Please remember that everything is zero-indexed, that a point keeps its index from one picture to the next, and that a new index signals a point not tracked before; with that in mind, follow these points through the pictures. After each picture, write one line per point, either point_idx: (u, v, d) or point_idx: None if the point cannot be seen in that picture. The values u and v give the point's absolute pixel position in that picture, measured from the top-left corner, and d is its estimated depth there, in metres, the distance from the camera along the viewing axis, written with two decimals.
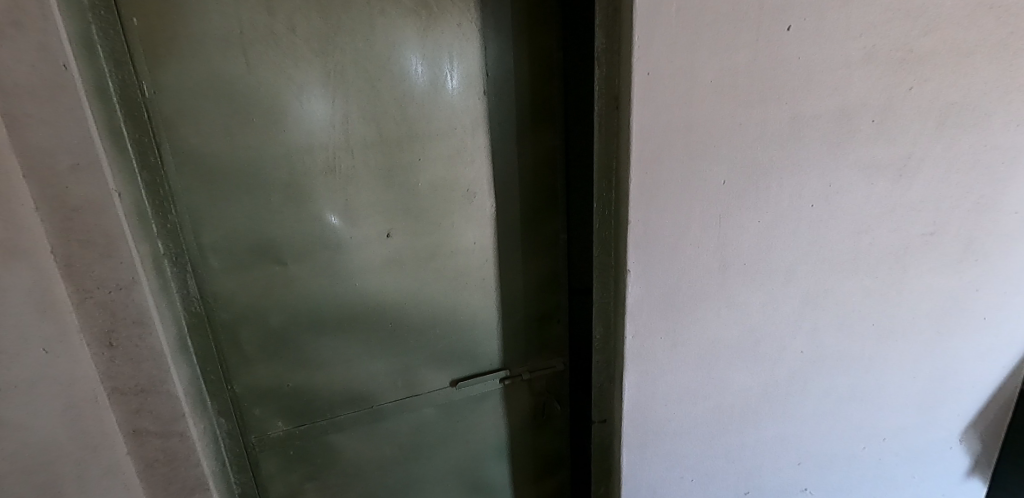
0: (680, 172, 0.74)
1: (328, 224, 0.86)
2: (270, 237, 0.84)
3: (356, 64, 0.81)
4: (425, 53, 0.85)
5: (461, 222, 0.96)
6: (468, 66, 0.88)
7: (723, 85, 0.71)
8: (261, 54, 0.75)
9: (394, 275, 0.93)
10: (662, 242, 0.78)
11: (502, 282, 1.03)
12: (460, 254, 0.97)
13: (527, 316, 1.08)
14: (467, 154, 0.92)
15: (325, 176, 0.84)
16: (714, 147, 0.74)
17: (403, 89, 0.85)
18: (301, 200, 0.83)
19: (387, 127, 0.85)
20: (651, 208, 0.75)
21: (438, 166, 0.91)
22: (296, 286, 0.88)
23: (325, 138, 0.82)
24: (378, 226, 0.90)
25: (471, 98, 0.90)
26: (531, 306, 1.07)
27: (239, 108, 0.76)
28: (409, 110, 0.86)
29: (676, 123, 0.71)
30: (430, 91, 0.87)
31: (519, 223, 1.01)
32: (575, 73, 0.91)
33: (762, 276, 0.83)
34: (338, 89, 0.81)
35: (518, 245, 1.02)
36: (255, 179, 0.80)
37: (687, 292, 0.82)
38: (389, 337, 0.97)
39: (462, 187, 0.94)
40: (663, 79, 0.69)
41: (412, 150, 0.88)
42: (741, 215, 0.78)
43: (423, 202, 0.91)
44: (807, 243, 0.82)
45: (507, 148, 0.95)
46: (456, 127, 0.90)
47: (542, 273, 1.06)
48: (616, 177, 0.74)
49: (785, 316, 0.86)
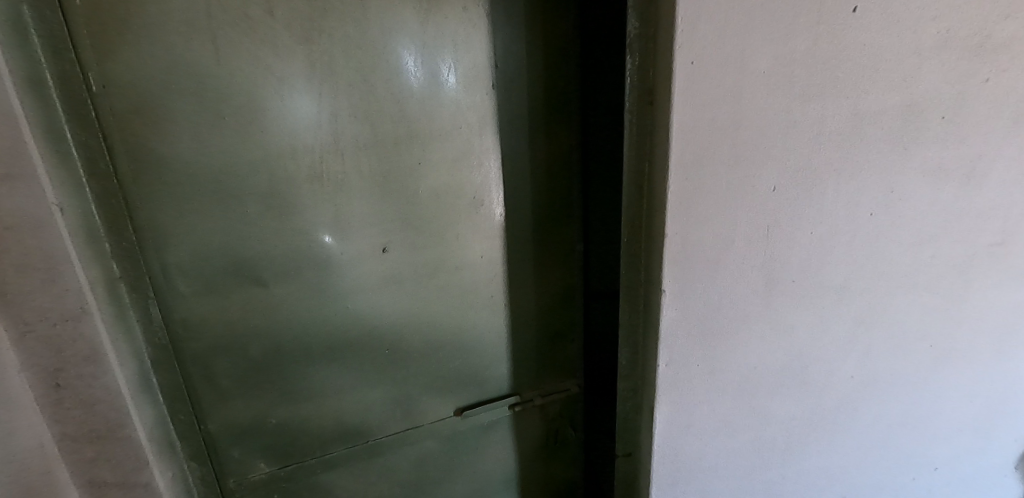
0: (726, 178, 0.64)
1: (313, 239, 0.75)
2: (247, 255, 0.72)
3: (346, 54, 0.69)
4: (425, 42, 0.74)
5: (467, 234, 0.84)
6: (475, 57, 0.77)
7: (777, 76, 0.61)
8: (232, 42, 0.63)
9: (391, 296, 0.82)
10: (702, 258, 0.68)
11: (513, 300, 0.93)
12: (465, 269, 0.86)
13: (539, 336, 0.97)
14: (474, 156, 0.81)
15: (312, 184, 0.72)
16: (765, 149, 0.64)
17: (401, 82, 0.73)
18: (283, 212, 0.72)
19: (383, 128, 0.74)
20: (690, 219, 0.65)
21: (441, 171, 0.79)
22: (278, 310, 0.76)
23: (311, 141, 0.71)
24: (374, 240, 0.78)
25: (479, 93, 0.79)
26: (543, 325, 0.97)
27: (206, 104, 0.64)
28: (407, 107, 0.75)
29: (723, 122, 0.61)
30: (431, 86, 0.75)
31: (532, 233, 0.90)
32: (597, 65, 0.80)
33: (814, 294, 0.73)
34: (326, 84, 0.69)
35: (529, 258, 0.91)
36: (230, 189, 0.68)
37: (729, 313, 0.72)
38: (385, 364, 0.86)
39: (469, 194, 0.83)
40: (710, 69, 0.59)
41: (411, 152, 0.77)
42: (793, 226, 0.68)
43: (424, 214, 0.80)
44: (862, 257, 0.72)
45: (518, 150, 0.84)
46: (461, 126, 0.79)
47: (556, 288, 0.96)
48: (648, 179, 0.66)
49: (835, 338, 0.76)
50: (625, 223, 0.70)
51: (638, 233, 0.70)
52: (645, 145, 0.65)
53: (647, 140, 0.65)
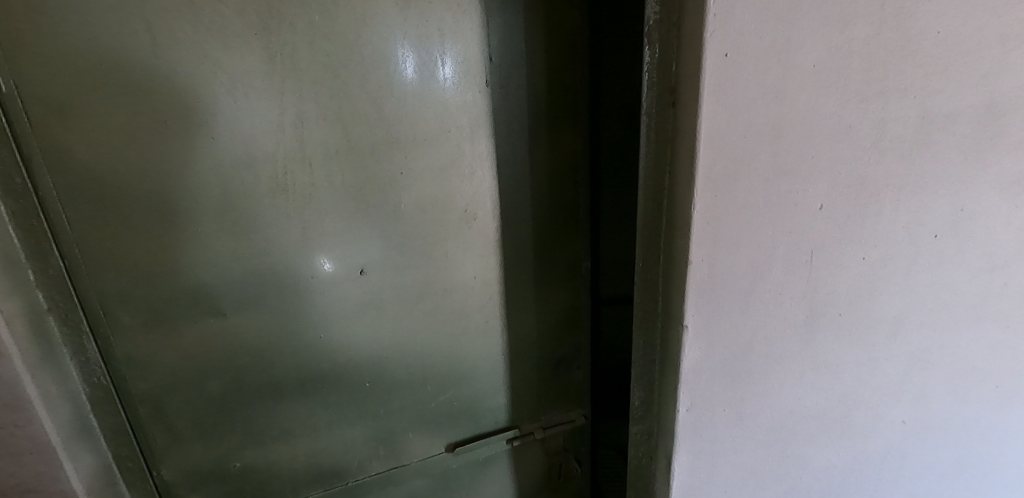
0: (763, 195, 0.53)
1: (278, 261, 0.65)
2: (200, 281, 0.62)
3: (312, 45, 0.59)
4: (406, 32, 0.63)
5: (458, 252, 0.74)
6: (465, 49, 0.67)
7: (831, 71, 0.49)
8: (173, 31, 0.53)
9: (370, 323, 0.72)
10: (732, 288, 0.57)
11: (512, 324, 0.83)
12: (455, 291, 0.76)
13: (540, 363, 0.87)
14: (465, 164, 0.71)
15: (274, 199, 0.62)
16: (813, 159, 0.52)
17: (377, 79, 0.63)
18: (241, 231, 0.62)
19: (358, 132, 0.64)
20: (719, 244, 0.54)
21: (426, 181, 0.69)
22: (239, 341, 0.66)
23: (274, 149, 0.61)
24: (349, 260, 0.68)
25: (470, 91, 0.68)
26: (545, 351, 0.87)
27: (144, 107, 0.54)
28: (386, 107, 0.64)
29: (762, 127, 0.50)
30: (412, 82, 0.65)
31: (532, 250, 0.80)
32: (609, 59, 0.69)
33: (864, 329, 0.62)
34: (289, 81, 0.59)
35: (530, 278, 0.81)
36: (177, 206, 0.59)
37: (762, 352, 0.61)
38: (365, 398, 0.76)
39: (459, 208, 0.72)
40: (749, 62, 0.48)
41: (391, 160, 0.66)
42: (842, 251, 0.57)
43: (407, 231, 0.70)
44: (922, 286, 0.61)
45: (516, 157, 0.74)
46: (450, 129, 0.68)
47: (559, 310, 0.86)
48: (668, 194, 0.56)
49: (887, 379, 0.65)
50: (640, 245, 0.60)
51: (655, 257, 0.60)
52: (665, 153, 0.55)
53: (668, 148, 0.54)
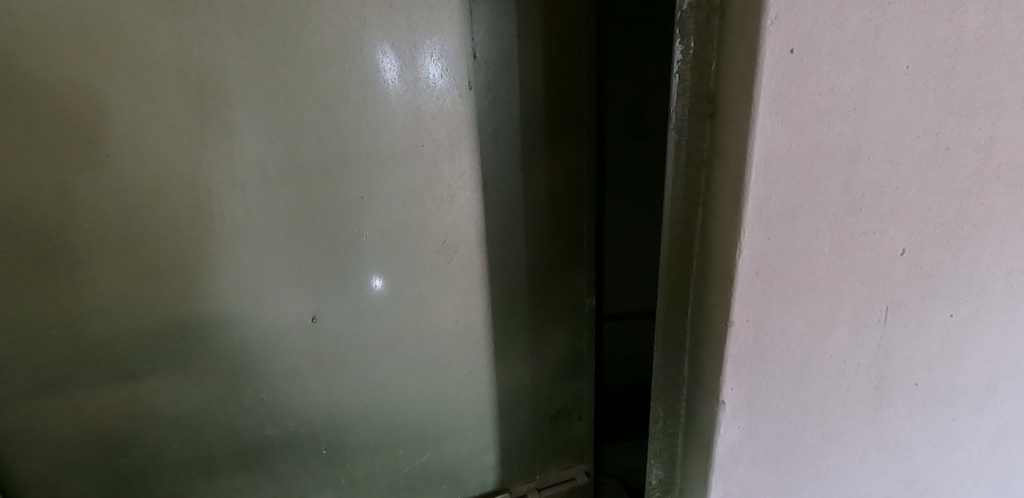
0: (831, 237, 0.40)
1: (204, 310, 0.52)
2: (103, 336, 0.49)
3: (239, 36, 0.46)
4: (365, 21, 0.50)
5: (435, 293, 0.61)
6: (441, 44, 0.54)
7: (931, 74, 0.36)
8: (49, 19, 0.41)
9: (327, 380, 0.59)
10: (784, 354, 0.44)
11: (501, 374, 0.69)
12: (433, 338, 0.63)
13: (535, 416, 0.74)
14: (443, 186, 0.57)
15: (196, 232, 0.49)
16: (899, 191, 0.39)
17: (329, 81, 0.50)
18: (153, 274, 0.49)
19: (304, 148, 0.51)
20: (771, 299, 0.42)
21: (394, 207, 0.56)
22: (158, 408, 0.53)
23: (194, 169, 0.48)
24: (298, 306, 0.55)
25: (448, 96, 0.55)
26: (540, 401, 0.74)
27: (14, 119, 0.42)
28: (341, 116, 0.51)
29: (835, 149, 0.37)
30: (375, 85, 0.52)
31: (526, 286, 0.67)
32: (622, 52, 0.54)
33: (944, 402, 0.49)
34: (211, 81, 0.46)
35: (522, 319, 0.68)
36: (66, 242, 0.46)
37: (816, 430, 0.48)
38: (322, 466, 0.63)
39: (435, 239, 0.59)
40: (823, 62, 0.35)
41: (348, 183, 0.53)
42: (925, 307, 0.44)
43: (371, 269, 0.57)
44: (1018, 348, 0.48)
45: (506, 177, 0.60)
46: (423, 143, 0.55)
47: (558, 354, 0.73)
48: (701, 233, 0.43)
49: (968, 460, 0.52)
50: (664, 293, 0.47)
51: (682, 310, 0.47)
52: (698, 181, 0.42)
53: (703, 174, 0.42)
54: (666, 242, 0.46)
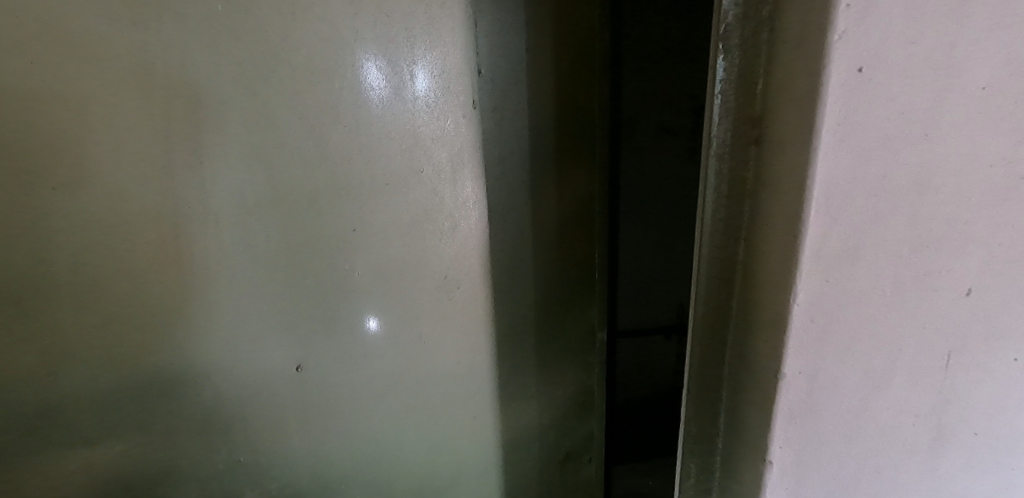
0: (893, 278, 0.35)
1: (172, 361, 0.45)
2: (55, 393, 0.43)
3: (216, 52, 0.41)
4: (359, 34, 0.45)
5: (435, 333, 0.55)
6: (443, 59, 0.49)
7: (1008, 96, 0.32)
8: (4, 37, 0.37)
9: (313, 436, 0.52)
10: (837, 408, 0.39)
11: (506, 418, 0.63)
12: (433, 383, 0.56)
13: (543, 460, 0.68)
14: (445, 215, 0.52)
15: (164, 272, 0.43)
16: (968, 226, 0.35)
17: (317, 101, 0.45)
18: (115, 320, 0.43)
19: (288, 175, 0.45)
20: (826, 348, 0.37)
21: (391, 240, 0.50)
22: (115, 475, 0.46)
23: (159, 201, 0.42)
24: (280, 353, 0.49)
25: (450, 117, 0.50)
26: (548, 444, 0.68)
27: None
28: (331, 140, 0.46)
29: (903, 181, 0.33)
30: (369, 105, 0.47)
31: (534, 321, 0.61)
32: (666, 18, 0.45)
33: (1003, 453, 0.44)
34: (183, 103, 0.41)
35: (529, 358, 0.62)
36: (15, 286, 0.40)
37: (869, 489, 0.43)
38: None
39: (435, 273, 0.53)
40: (894, 83, 0.30)
41: (339, 214, 0.48)
42: (988, 350, 0.40)
43: (365, 308, 0.51)
44: None
45: (512, 203, 0.55)
46: (423, 169, 0.50)
47: (568, 394, 0.67)
48: (742, 272, 0.38)
49: None
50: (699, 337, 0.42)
51: (718, 355, 0.42)
52: (740, 215, 0.37)
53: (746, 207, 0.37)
54: (705, 282, 0.41)
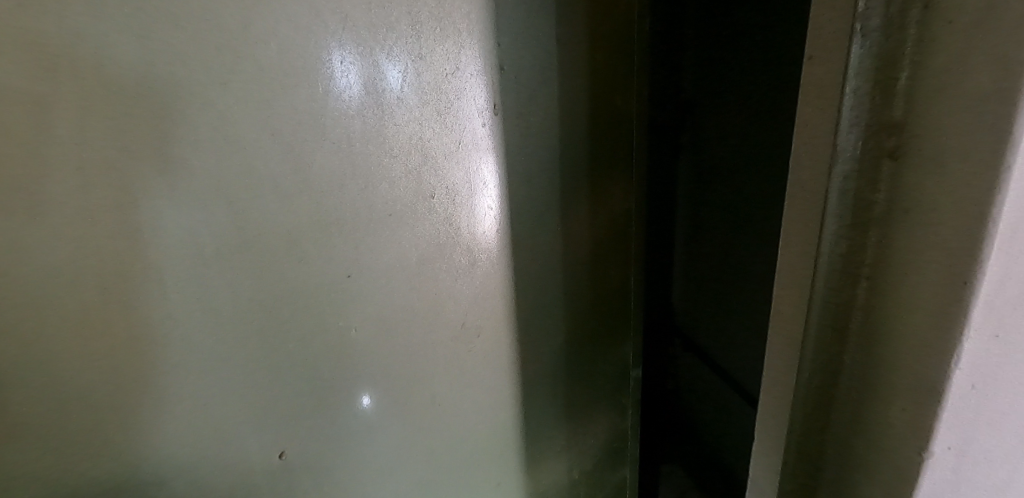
0: None
1: (113, 471, 0.34)
2: None
3: (161, 57, 0.31)
4: (346, 52, 0.37)
5: (449, 392, 0.50)
6: (454, 72, 0.43)
7: None
8: None
9: None
10: (984, 487, 0.31)
11: (529, 463, 0.60)
12: (446, 447, 0.51)
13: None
14: (458, 246, 0.47)
15: (95, 356, 0.32)
16: None
17: (302, 122, 0.37)
18: (17, 429, 0.31)
19: (262, 224, 0.36)
20: (983, 416, 0.28)
21: (397, 283, 0.44)
22: None
23: (82, 263, 0.31)
24: (260, 444, 0.40)
25: (461, 137, 0.45)
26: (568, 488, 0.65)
27: None
28: (322, 170, 0.38)
29: None
30: (368, 127, 0.39)
31: (559, 357, 0.58)
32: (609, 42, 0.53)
33: None
34: (106, 127, 0.30)
35: (556, 398, 0.60)
36: None
37: None
38: None
39: (452, 322, 0.48)
40: None
41: (334, 267, 0.40)
42: None
43: (361, 385, 0.44)
44: None
45: (536, 235, 0.52)
46: (433, 196, 0.44)
47: (591, 428, 0.65)
48: (864, 318, 0.30)
49: None
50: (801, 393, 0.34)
51: (823, 418, 0.34)
52: (865, 247, 0.30)
53: (878, 236, 0.29)
54: (812, 331, 0.33)
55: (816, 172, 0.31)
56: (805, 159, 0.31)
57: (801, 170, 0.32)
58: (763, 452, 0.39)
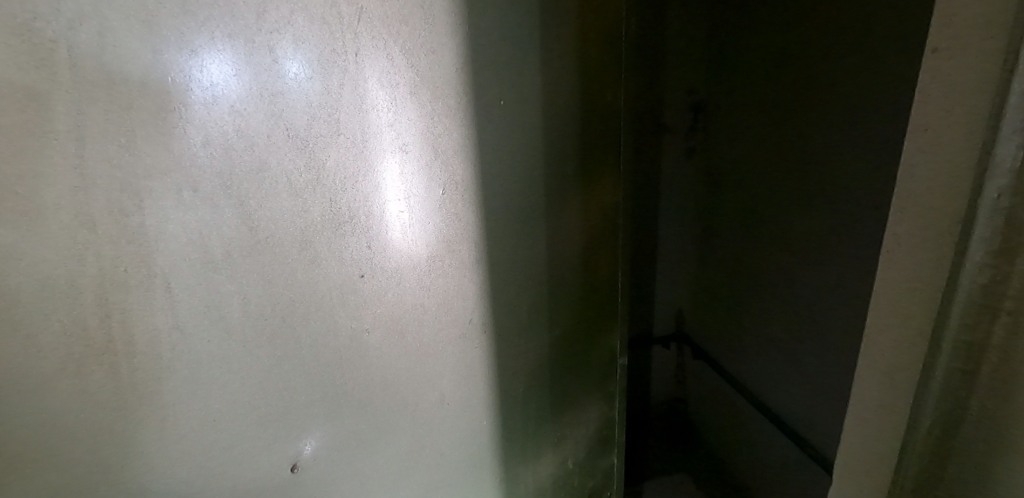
0: None
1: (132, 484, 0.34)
2: None
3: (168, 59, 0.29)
4: (357, 58, 0.36)
5: (456, 394, 0.50)
6: (372, 53, 0.37)
7: None
8: None
9: None
10: None
11: (527, 458, 0.61)
12: (464, 441, 0.53)
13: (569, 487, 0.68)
14: (420, 250, 0.43)
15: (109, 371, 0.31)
16: None
17: (201, 122, 0.31)
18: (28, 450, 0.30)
19: (274, 229, 0.35)
20: None
21: (396, 284, 0.42)
22: None
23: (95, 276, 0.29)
24: (277, 460, 0.39)
25: (402, 129, 0.40)
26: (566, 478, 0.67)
27: None
28: (246, 176, 0.33)
29: None
30: (273, 122, 0.33)
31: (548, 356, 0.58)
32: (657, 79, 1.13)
33: None
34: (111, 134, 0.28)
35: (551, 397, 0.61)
36: None
37: None
38: None
39: (420, 331, 0.45)
40: None
41: (337, 270, 0.39)
42: None
43: (304, 431, 0.40)
44: None
45: (527, 235, 0.52)
46: (384, 196, 0.40)
47: (583, 418, 0.66)
48: (1000, 361, 0.29)
49: None
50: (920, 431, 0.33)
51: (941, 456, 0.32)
52: (1009, 279, 0.27)
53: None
54: (935, 377, 0.31)
55: (945, 182, 0.28)
56: (930, 168, 0.29)
57: (927, 186, 0.30)
58: (864, 470, 0.37)
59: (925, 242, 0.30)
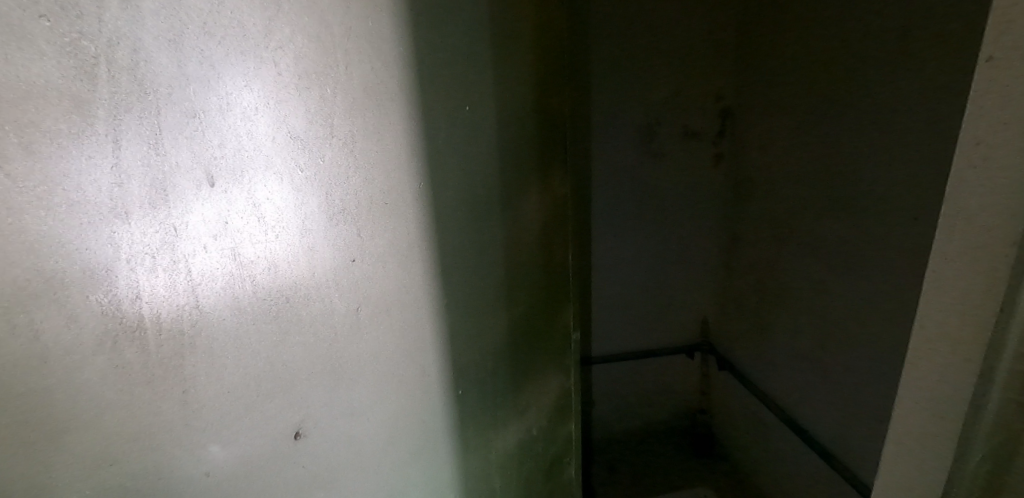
0: None
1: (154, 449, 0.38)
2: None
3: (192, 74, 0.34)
4: (346, 69, 0.42)
5: (426, 364, 0.55)
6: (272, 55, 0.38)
7: None
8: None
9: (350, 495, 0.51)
10: None
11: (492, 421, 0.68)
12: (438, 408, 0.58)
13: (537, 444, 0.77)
14: (346, 244, 0.45)
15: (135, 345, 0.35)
16: None
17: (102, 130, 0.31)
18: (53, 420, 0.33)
19: (239, 223, 0.38)
20: None
21: (343, 275, 0.45)
22: None
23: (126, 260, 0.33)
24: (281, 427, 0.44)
25: (313, 126, 0.41)
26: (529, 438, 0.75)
27: None
28: (156, 179, 0.34)
29: None
30: (172, 125, 0.34)
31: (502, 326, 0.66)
32: (663, 103, 1.58)
33: None
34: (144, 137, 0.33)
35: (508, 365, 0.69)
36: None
37: None
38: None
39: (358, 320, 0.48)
40: None
41: (297, 262, 0.42)
42: None
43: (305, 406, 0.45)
44: None
45: (478, 216, 0.59)
46: (300, 192, 0.41)
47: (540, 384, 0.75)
48: None
49: None
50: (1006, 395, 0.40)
51: None
52: None
53: None
54: (994, 398, 0.41)
55: (1003, 195, 0.38)
56: (993, 175, 0.38)
57: (984, 194, 0.39)
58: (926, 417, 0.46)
59: (979, 252, 0.40)
